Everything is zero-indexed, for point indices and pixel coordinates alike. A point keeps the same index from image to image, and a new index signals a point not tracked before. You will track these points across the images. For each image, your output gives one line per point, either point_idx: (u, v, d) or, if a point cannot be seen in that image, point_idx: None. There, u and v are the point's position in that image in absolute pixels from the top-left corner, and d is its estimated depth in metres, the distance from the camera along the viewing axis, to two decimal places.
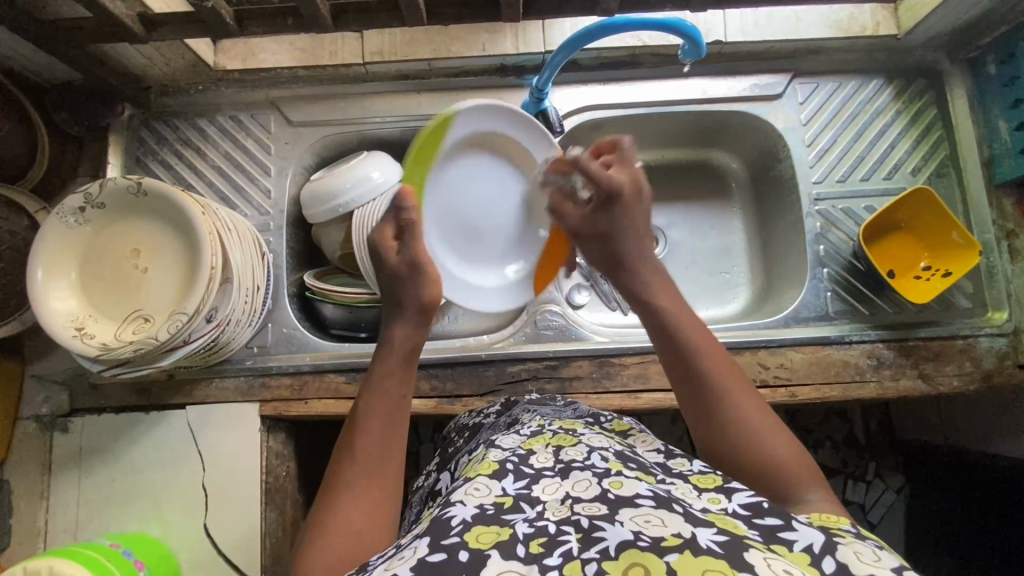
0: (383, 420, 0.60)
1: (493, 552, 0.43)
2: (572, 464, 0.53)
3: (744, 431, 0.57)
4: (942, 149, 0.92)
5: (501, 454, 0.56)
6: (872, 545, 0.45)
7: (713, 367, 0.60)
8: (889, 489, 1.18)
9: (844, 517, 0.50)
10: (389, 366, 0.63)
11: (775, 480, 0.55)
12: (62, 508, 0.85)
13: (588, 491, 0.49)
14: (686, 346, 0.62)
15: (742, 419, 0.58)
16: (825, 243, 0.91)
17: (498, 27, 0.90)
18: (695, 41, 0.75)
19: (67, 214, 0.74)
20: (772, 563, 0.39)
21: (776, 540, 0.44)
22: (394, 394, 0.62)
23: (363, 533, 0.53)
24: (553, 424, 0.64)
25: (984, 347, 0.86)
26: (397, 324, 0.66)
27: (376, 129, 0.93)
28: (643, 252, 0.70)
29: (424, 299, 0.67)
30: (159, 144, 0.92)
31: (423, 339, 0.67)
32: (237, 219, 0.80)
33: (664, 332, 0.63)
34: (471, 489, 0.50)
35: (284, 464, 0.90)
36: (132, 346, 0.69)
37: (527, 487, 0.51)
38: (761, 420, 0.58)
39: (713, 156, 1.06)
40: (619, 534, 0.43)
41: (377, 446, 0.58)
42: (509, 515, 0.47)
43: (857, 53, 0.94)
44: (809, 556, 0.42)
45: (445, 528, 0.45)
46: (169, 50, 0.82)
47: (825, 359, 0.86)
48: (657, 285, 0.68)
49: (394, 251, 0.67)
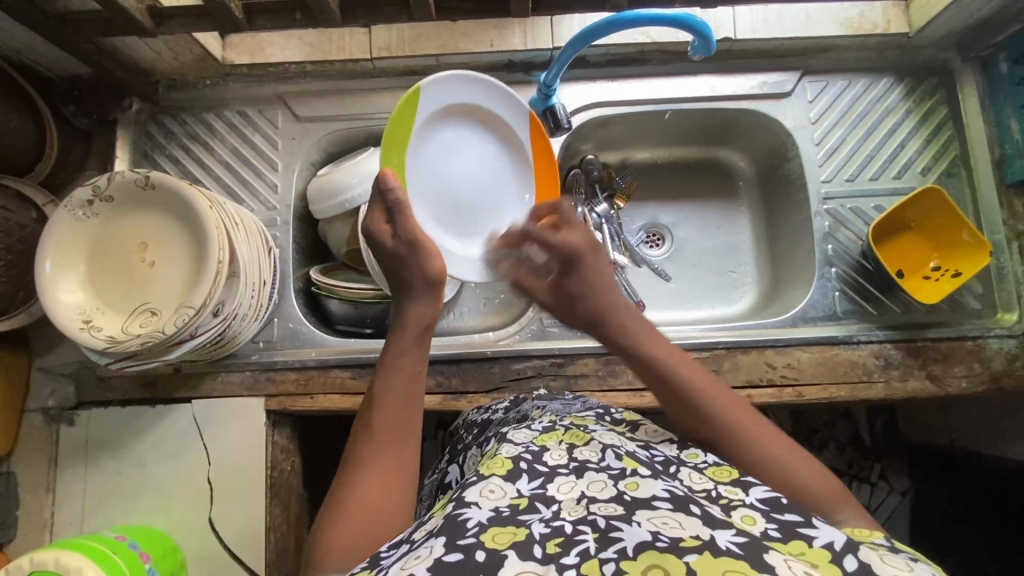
0: (398, 397, 0.60)
1: (510, 552, 0.43)
2: (587, 464, 0.53)
3: (768, 456, 0.57)
4: (951, 149, 0.92)
5: (513, 451, 0.56)
6: (903, 556, 0.44)
7: (722, 401, 0.60)
8: (894, 492, 1.17)
9: (878, 533, 0.51)
10: (401, 343, 0.63)
11: (809, 499, 0.55)
12: (68, 500, 0.85)
13: (603, 491, 0.49)
14: (688, 389, 0.61)
15: (755, 445, 0.58)
16: (833, 242, 0.90)
17: (507, 23, 0.90)
18: (704, 36, 0.74)
19: (75, 206, 0.74)
20: (792, 565, 0.39)
21: (795, 535, 0.44)
22: (408, 371, 0.62)
23: (380, 512, 0.53)
24: (564, 420, 0.63)
25: (993, 349, 0.86)
26: (407, 302, 0.66)
27: (383, 125, 0.93)
28: (619, 307, 0.70)
29: (430, 272, 0.66)
30: (168, 139, 0.92)
31: (436, 316, 0.67)
32: (244, 214, 0.80)
33: (661, 380, 0.63)
34: (486, 491, 0.50)
35: (290, 459, 0.90)
36: (140, 339, 0.69)
37: (543, 486, 0.51)
38: (774, 443, 0.58)
39: (721, 154, 1.05)
40: (637, 534, 0.42)
41: (394, 422, 0.58)
42: (525, 515, 0.47)
43: (868, 51, 0.93)
44: (830, 554, 0.42)
45: (461, 529, 0.45)
46: (178, 44, 0.82)
47: (833, 359, 0.86)
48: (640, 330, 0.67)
49: (389, 235, 0.66)
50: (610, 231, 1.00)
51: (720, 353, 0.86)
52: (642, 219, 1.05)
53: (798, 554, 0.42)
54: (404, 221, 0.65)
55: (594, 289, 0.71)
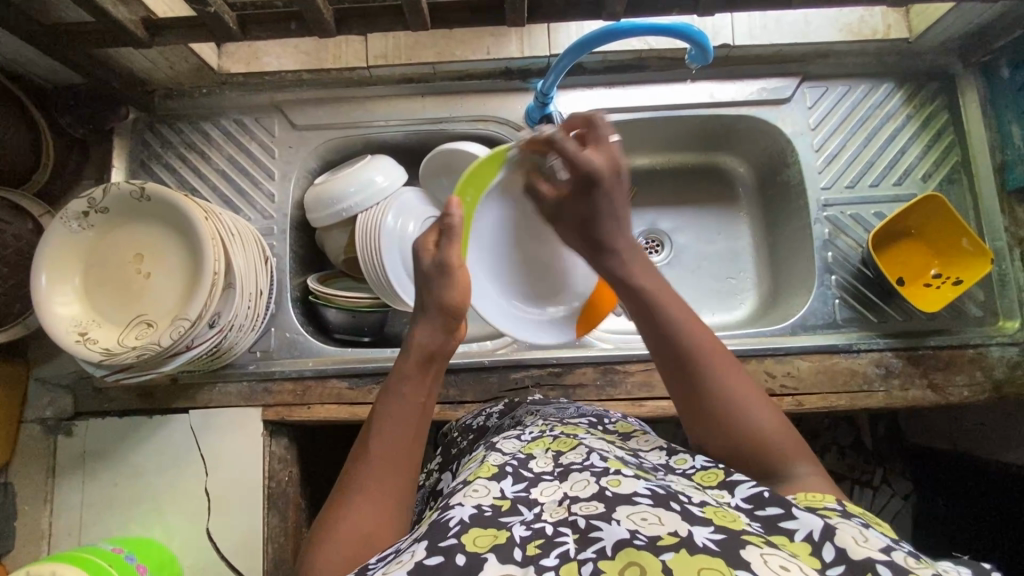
0: (401, 424, 0.60)
1: (489, 555, 0.42)
2: (571, 467, 0.52)
3: (730, 404, 0.56)
4: (953, 154, 0.91)
5: (500, 458, 0.56)
6: (858, 523, 0.44)
7: (698, 338, 0.59)
8: (896, 495, 1.16)
9: (830, 496, 0.50)
10: (410, 369, 0.63)
11: (764, 449, 0.55)
12: (65, 511, 0.85)
13: (585, 490, 0.48)
14: (668, 321, 0.60)
15: (722, 384, 0.57)
16: (833, 249, 0.90)
17: (504, 31, 0.90)
18: (702, 46, 0.74)
19: (70, 218, 0.73)
20: (768, 560, 0.38)
21: (776, 531, 0.44)
22: (413, 398, 0.62)
23: (370, 537, 0.52)
24: (555, 428, 0.63)
25: (994, 356, 0.85)
26: (421, 325, 0.66)
27: (381, 133, 0.93)
28: (629, 238, 0.67)
29: (448, 302, 0.67)
30: (164, 147, 0.92)
31: (444, 345, 0.66)
32: (240, 222, 0.80)
33: (646, 309, 0.62)
34: (471, 491, 0.50)
35: (288, 470, 0.88)
36: (133, 351, 0.69)
37: (526, 489, 0.50)
38: (743, 393, 0.57)
39: (719, 160, 1.05)
40: (616, 532, 0.42)
41: (393, 447, 0.58)
42: (507, 518, 0.46)
43: (867, 56, 0.92)
44: (810, 546, 0.42)
45: (443, 529, 0.45)
46: (173, 54, 0.82)
47: (832, 368, 0.85)
48: (635, 264, 0.66)
49: (429, 254, 0.69)
50: None
51: None
52: (641, 225, 1.05)
53: (780, 547, 0.42)
54: (449, 245, 0.68)
55: (605, 213, 0.67)
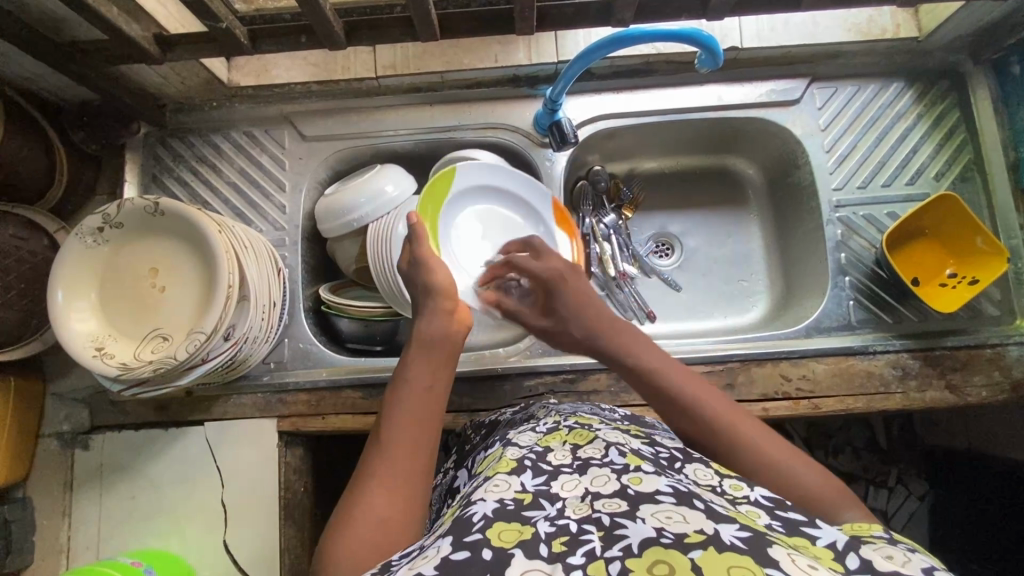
0: (411, 407, 0.60)
1: (516, 550, 0.42)
2: (590, 461, 0.52)
3: (756, 457, 0.56)
4: (966, 151, 0.90)
5: (519, 452, 0.56)
6: (903, 548, 0.44)
7: (711, 403, 0.60)
8: (912, 496, 1.15)
9: (878, 526, 0.49)
10: (415, 355, 0.65)
11: (805, 497, 0.53)
12: (84, 525, 0.85)
13: (607, 486, 0.48)
14: (681, 394, 0.61)
15: (743, 440, 0.57)
16: (846, 250, 0.89)
17: (511, 38, 0.90)
18: (712, 49, 0.73)
19: (85, 234, 0.74)
20: (796, 559, 0.38)
21: (798, 533, 0.43)
22: (418, 381, 0.62)
23: (386, 525, 0.51)
24: (569, 420, 0.62)
25: (1013, 356, 0.84)
26: (423, 318, 0.69)
27: (389, 142, 0.93)
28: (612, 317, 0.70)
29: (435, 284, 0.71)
30: (176, 161, 0.93)
31: (449, 332, 0.67)
32: (254, 236, 0.80)
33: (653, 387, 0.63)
34: (491, 486, 0.50)
35: (303, 480, 0.89)
36: (151, 366, 0.69)
37: (547, 483, 0.50)
38: (763, 445, 0.56)
39: (729, 162, 1.04)
40: (641, 531, 0.41)
41: (408, 432, 0.58)
42: (530, 512, 0.46)
43: (877, 56, 0.92)
44: (833, 551, 0.41)
45: (466, 524, 0.45)
46: (185, 69, 0.83)
47: (849, 370, 0.85)
48: (639, 346, 0.67)
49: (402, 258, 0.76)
50: (619, 241, 1.00)
51: (733, 366, 0.85)
52: (651, 229, 1.04)
53: (803, 550, 0.41)
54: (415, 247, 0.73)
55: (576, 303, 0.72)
